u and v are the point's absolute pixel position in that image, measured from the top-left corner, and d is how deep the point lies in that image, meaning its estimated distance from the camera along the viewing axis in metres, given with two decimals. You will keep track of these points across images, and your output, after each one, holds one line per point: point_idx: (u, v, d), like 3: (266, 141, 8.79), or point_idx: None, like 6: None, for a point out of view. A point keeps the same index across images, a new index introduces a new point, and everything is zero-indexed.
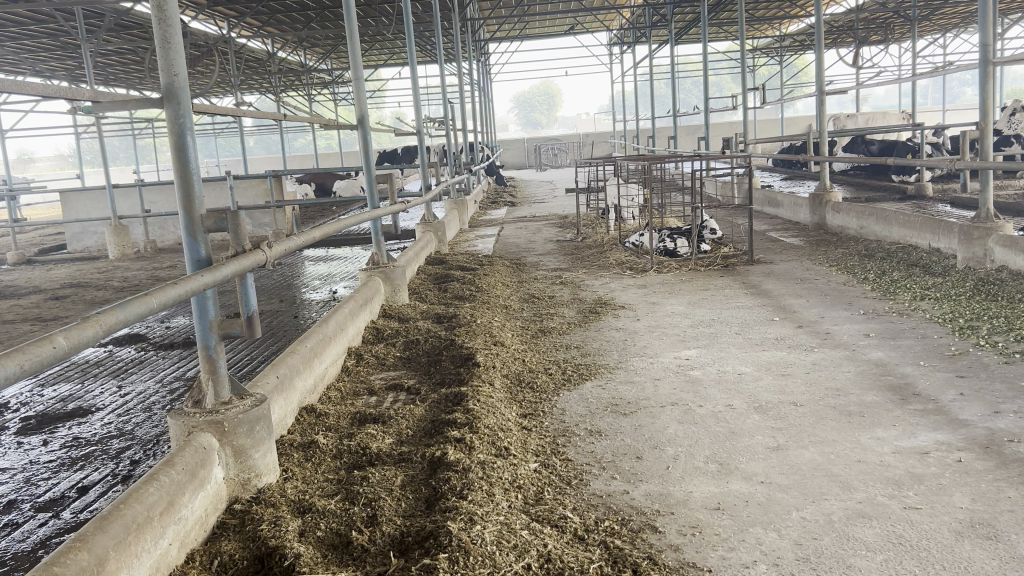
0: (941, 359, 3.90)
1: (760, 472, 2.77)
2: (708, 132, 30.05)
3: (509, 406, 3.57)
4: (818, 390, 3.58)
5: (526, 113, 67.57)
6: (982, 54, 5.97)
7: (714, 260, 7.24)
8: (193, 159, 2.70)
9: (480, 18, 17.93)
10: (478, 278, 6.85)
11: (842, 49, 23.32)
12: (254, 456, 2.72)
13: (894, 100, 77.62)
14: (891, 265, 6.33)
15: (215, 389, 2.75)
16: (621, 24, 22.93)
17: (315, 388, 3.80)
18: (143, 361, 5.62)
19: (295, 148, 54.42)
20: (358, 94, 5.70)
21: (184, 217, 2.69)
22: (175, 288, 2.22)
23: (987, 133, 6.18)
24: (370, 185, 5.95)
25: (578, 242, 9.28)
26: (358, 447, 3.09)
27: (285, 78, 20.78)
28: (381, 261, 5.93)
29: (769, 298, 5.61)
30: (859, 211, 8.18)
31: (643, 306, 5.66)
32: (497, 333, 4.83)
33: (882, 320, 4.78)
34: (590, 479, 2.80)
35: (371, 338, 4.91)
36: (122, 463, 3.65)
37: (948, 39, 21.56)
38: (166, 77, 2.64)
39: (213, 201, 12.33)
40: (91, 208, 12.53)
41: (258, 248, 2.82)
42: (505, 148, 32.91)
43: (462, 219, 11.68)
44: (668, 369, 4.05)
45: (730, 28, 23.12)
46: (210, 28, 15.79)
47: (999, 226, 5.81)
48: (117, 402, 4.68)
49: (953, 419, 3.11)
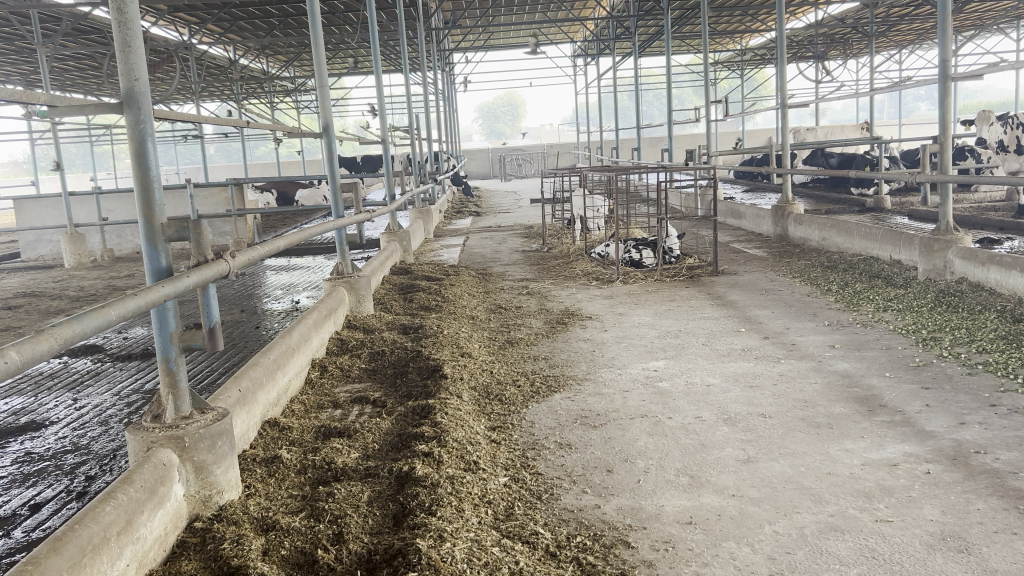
0: (906, 370, 3.94)
1: (730, 485, 2.75)
2: (671, 144, 30.37)
3: (477, 418, 3.52)
4: (785, 401, 3.58)
5: (490, 124, 67.62)
6: (941, 70, 6.04)
7: (679, 271, 7.26)
8: (154, 167, 2.63)
9: (444, 28, 17.90)
10: (443, 288, 6.79)
11: (802, 63, 23.75)
12: (215, 472, 2.64)
13: (851, 114, 79.17)
14: (854, 277, 6.39)
15: (176, 402, 2.66)
16: (585, 36, 23.03)
17: (278, 401, 3.72)
18: (99, 372, 5.48)
19: (256, 156, 54.00)
20: (322, 101, 5.60)
21: (144, 226, 2.61)
22: (134, 299, 2.14)
23: (946, 146, 6.27)
24: (335, 193, 5.85)
25: (544, 252, 9.27)
26: (323, 462, 3.02)
27: (248, 85, 20.59)
28: (346, 270, 5.84)
29: (734, 309, 5.63)
30: (821, 223, 8.27)
31: (610, 317, 5.65)
32: (464, 345, 4.77)
33: (847, 331, 4.81)
34: (561, 493, 2.76)
35: (335, 349, 4.83)
36: (76, 480, 3.54)
37: (904, 54, 22.08)
38: (126, 82, 2.56)
39: (172, 209, 12.12)
40: (46, 216, 12.25)
41: (221, 258, 2.75)
42: (470, 158, 32.94)
43: (426, 229, 11.61)
44: (636, 381, 4.04)
45: (693, 41, 23.39)
46: (171, 34, 15.58)
47: (959, 238, 5.90)
48: (72, 416, 4.54)
49: (919, 431, 3.13)
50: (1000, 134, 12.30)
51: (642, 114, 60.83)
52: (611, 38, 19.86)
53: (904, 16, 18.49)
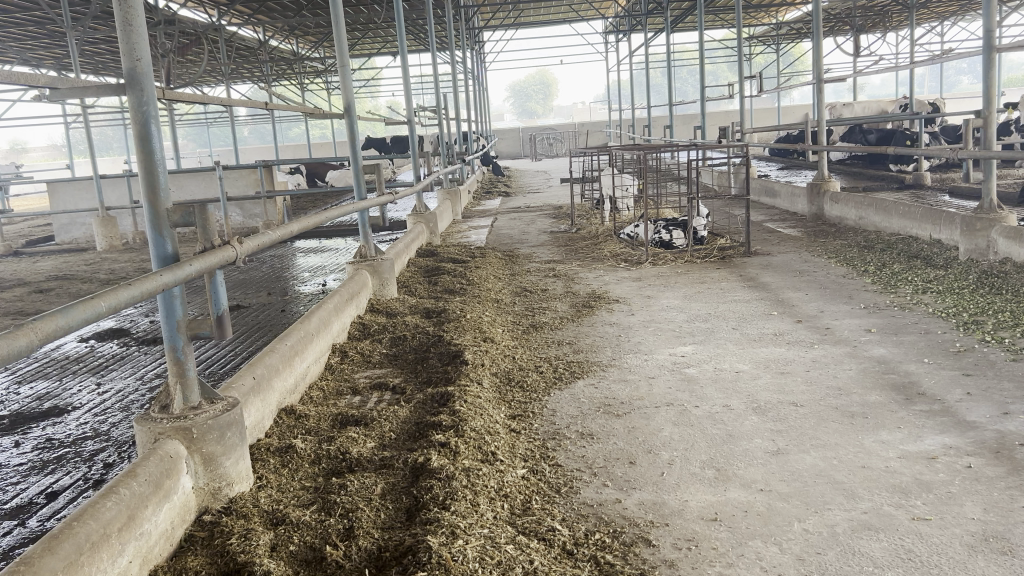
0: (946, 356, 3.76)
1: (759, 479, 2.63)
2: (704, 121, 29.97)
3: (497, 406, 3.42)
4: (818, 389, 3.44)
5: (521, 103, 67.21)
6: (985, 41, 5.79)
7: (710, 252, 7.09)
8: (159, 150, 2.54)
9: (473, 7, 17.71)
10: (469, 270, 6.69)
11: (839, 37, 23.22)
12: (225, 464, 2.57)
13: (890, 87, 77.61)
14: (891, 257, 6.18)
15: (184, 393, 2.60)
16: (616, 12, 22.69)
17: (296, 388, 3.65)
18: (124, 357, 5.47)
19: (288, 138, 54.28)
20: (344, 82, 5.49)
21: (148, 211, 2.53)
22: (128, 289, 2.07)
23: (990, 121, 6.02)
24: (357, 175, 5.75)
25: (572, 233, 9.14)
26: (338, 452, 2.95)
27: (278, 67, 20.58)
28: (369, 254, 5.78)
29: (766, 291, 5.47)
30: (858, 201, 8.04)
31: (637, 300, 5.51)
32: (487, 329, 4.67)
33: (884, 314, 4.64)
34: (581, 487, 2.65)
35: (356, 334, 4.75)
36: (94, 467, 3.51)
37: (946, 27, 21.49)
38: (128, 62, 2.47)
39: (202, 191, 12.14)
40: (80, 200, 12.36)
41: (228, 244, 2.66)
42: (500, 138, 32.78)
43: (454, 210, 11.51)
44: (663, 367, 3.91)
45: (727, 16, 22.93)
46: (200, 16, 15.61)
47: (1003, 218, 5.67)
48: (94, 401, 4.53)
49: (961, 421, 2.98)
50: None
51: (675, 91, 60.17)
52: (643, 13, 19.54)
53: None
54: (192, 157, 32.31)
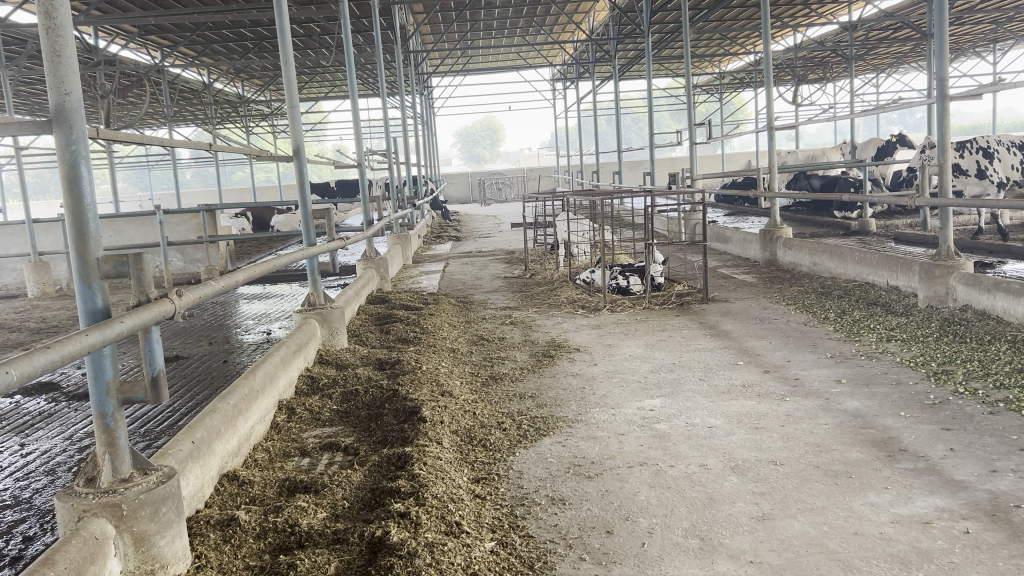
0: (922, 408, 3.64)
1: (746, 549, 2.44)
2: (651, 167, 30.34)
3: (459, 468, 3.19)
4: (797, 446, 3.28)
5: (468, 148, 67.84)
6: (940, 89, 5.82)
7: (668, 299, 6.98)
8: (88, 194, 2.29)
9: (422, 52, 17.66)
10: (422, 318, 6.45)
11: (781, 88, 23.80)
12: (159, 543, 2.29)
13: (827, 136, 80.40)
14: (851, 304, 6.14)
15: (113, 463, 2.31)
16: (564, 61, 22.96)
17: (239, 451, 3.36)
18: (52, 414, 5.06)
19: (231, 182, 53.68)
20: (292, 123, 5.24)
21: (76, 261, 2.27)
22: (45, 353, 1.78)
23: (944, 168, 6.02)
24: (306, 220, 5.47)
25: (526, 279, 8.99)
26: (285, 524, 2.68)
27: (221, 110, 20.25)
28: (317, 302, 5.50)
29: (729, 340, 5.34)
30: (811, 247, 8.04)
31: (598, 348, 5.34)
32: (444, 382, 4.44)
33: (851, 364, 4.53)
34: (556, 562, 2.42)
35: (304, 388, 4.48)
36: (11, 542, 3.15)
37: (881, 78, 22.16)
38: (55, 96, 2.23)
39: (142, 236, 11.70)
40: (11, 245, 11.79)
41: (165, 296, 2.41)
42: (449, 182, 32.74)
43: (405, 254, 11.28)
44: (632, 422, 3.72)
45: (672, 65, 23.34)
46: (142, 57, 15.23)
47: (960, 264, 5.66)
48: (16, 464, 4.15)
49: (949, 480, 2.84)
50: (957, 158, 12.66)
51: (619, 136, 61.27)
52: (591, 61, 19.73)
53: (881, 39, 18.56)
54: (133, 201, 31.56)
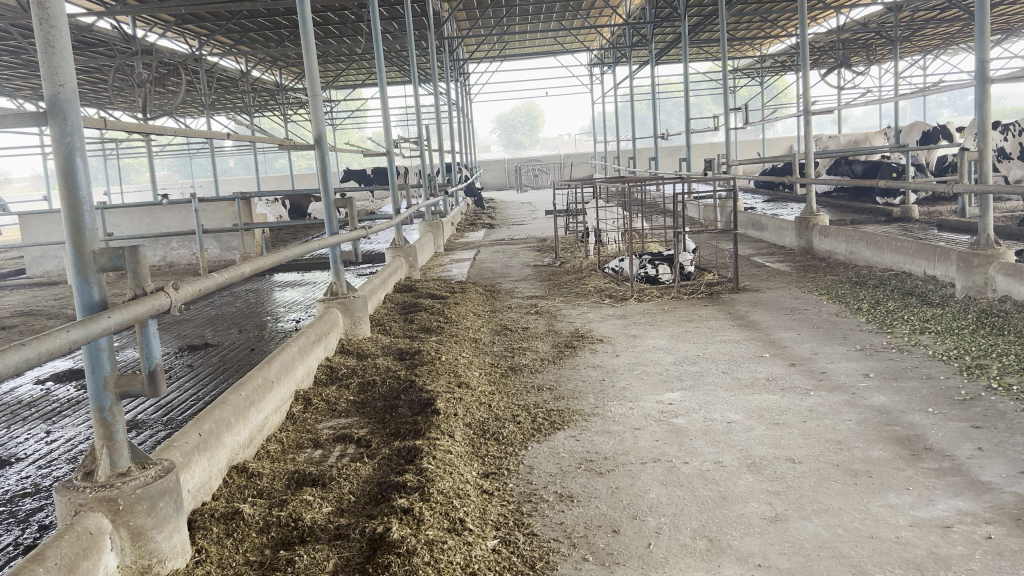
0: (952, 405, 3.51)
1: (755, 552, 2.35)
2: (689, 153, 29.95)
3: (469, 462, 3.14)
4: (817, 443, 3.17)
5: (507, 134, 67.63)
6: (980, 71, 5.60)
7: (697, 288, 6.86)
8: (83, 186, 2.26)
9: (457, 38, 17.60)
10: (447, 307, 6.41)
11: (823, 70, 23.26)
12: (156, 538, 2.28)
13: (873, 121, 78.76)
14: (885, 294, 5.97)
15: (112, 457, 2.31)
16: (600, 45, 22.69)
17: (250, 442, 3.35)
18: (79, 402, 5.12)
19: (271, 170, 54.20)
20: (313, 113, 5.21)
21: (72, 253, 2.26)
22: (25, 348, 1.75)
23: (985, 153, 5.79)
24: (328, 209, 5.45)
25: (555, 267, 8.92)
26: (289, 519, 2.66)
27: (259, 99, 20.40)
28: (340, 291, 5.49)
29: (757, 331, 5.22)
30: (848, 235, 7.83)
31: (622, 339, 5.25)
32: (462, 373, 4.39)
33: (881, 357, 4.39)
34: (557, 563, 2.37)
35: (323, 378, 4.46)
36: (27, 531, 3.18)
37: (928, 60, 21.51)
38: (50, 87, 2.21)
39: (179, 224, 11.81)
40: (53, 233, 12.00)
41: (163, 289, 2.37)
42: (486, 169, 32.67)
43: (436, 242, 11.25)
44: (649, 417, 3.64)
45: (711, 48, 22.94)
46: (181, 46, 15.39)
47: (1000, 253, 5.46)
48: (41, 452, 4.19)
49: (975, 481, 2.72)
50: (1001, 141, 12.27)
51: (659, 122, 60.56)
52: (628, 45, 19.45)
53: (928, 19, 18.03)
54: (175, 189, 32.03)
